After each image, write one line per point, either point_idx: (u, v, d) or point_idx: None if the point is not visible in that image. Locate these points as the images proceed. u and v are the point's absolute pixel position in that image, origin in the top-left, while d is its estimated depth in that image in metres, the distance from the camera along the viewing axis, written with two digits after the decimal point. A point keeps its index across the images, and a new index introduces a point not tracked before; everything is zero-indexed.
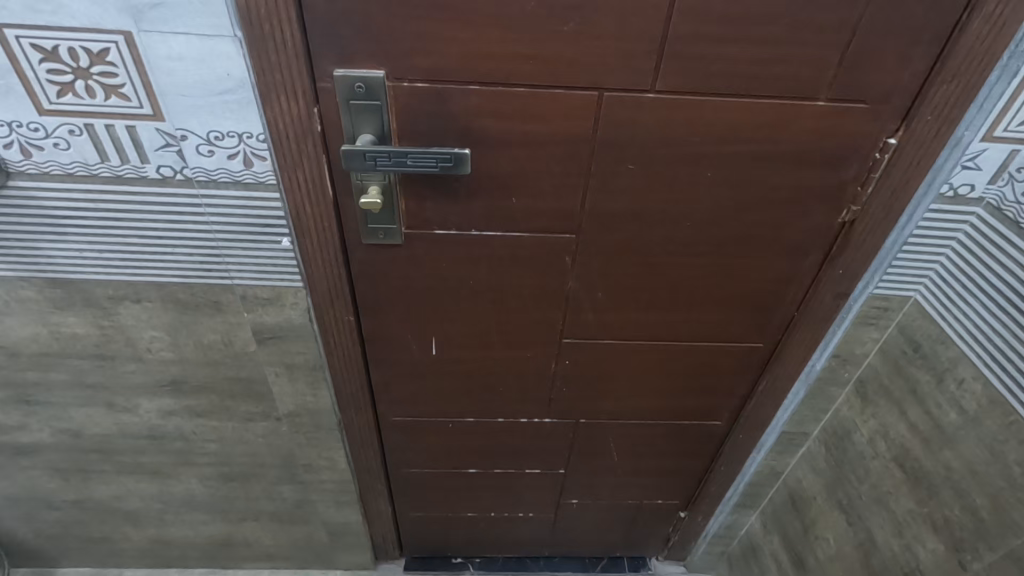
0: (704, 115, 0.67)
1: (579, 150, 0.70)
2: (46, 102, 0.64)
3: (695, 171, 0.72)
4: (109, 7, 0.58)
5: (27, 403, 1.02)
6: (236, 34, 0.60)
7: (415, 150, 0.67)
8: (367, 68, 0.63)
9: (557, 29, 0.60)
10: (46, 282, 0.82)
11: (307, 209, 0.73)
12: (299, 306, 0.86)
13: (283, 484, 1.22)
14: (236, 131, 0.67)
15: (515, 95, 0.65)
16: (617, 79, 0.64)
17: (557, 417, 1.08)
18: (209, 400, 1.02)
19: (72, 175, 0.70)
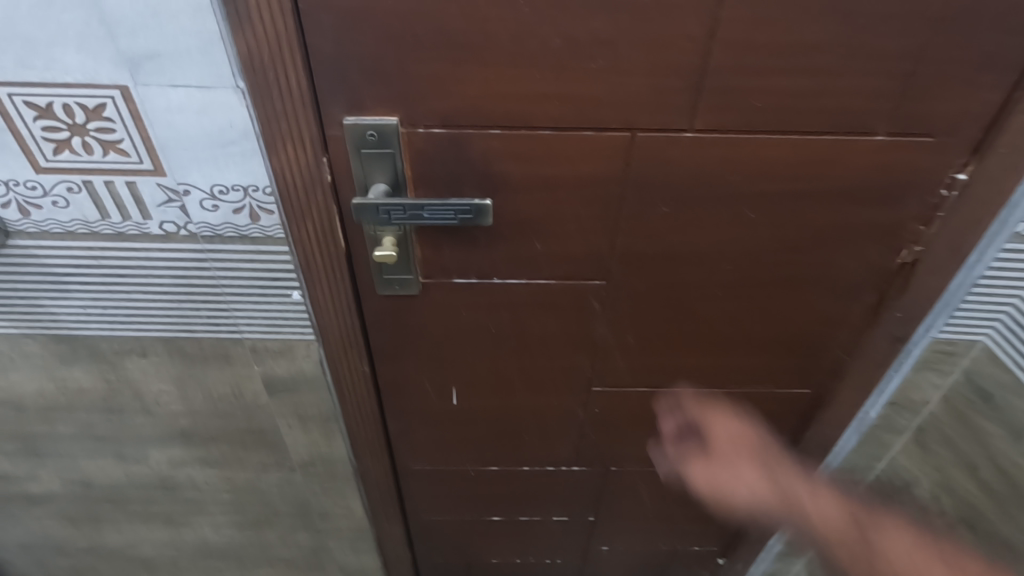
0: (747, 154, 0.61)
1: (608, 193, 0.64)
2: (44, 160, 0.60)
3: (736, 211, 0.66)
4: (104, 60, 0.53)
5: (36, 454, 0.99)
6: (238, 84, 0.55)
7: (429, 202, 0.62)
8: (379, 115, 0.58)
9: (582, 66, 0.55)
10: (51, 338, 0.79)
11: (318, 260, 0.68)
12: (311, 357, 0.81)
13: (298, 531, 1.17)
14: (241, 184, 0.62)
15: (539, 138, 0.60)
16: (651, 118, 0.58)
17: (586, 462, 1.02)
18: (220, 450, 0.98)
19: (73, 232, 0.66)
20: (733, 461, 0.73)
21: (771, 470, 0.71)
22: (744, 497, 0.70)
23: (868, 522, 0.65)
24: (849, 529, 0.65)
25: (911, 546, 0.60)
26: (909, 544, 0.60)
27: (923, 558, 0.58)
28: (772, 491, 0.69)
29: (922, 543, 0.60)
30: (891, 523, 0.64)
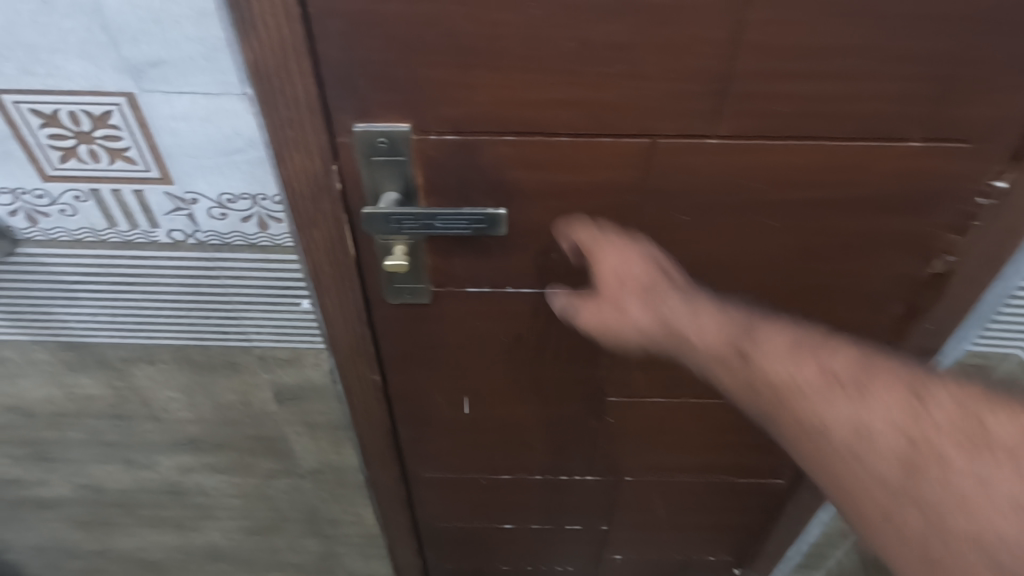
0: (771, 161, 0.59)
1: (625, 201, 0.62)
2: (49, 168, 0.59)
3: (758, 220, 0.63)
4: (109, 67, 0.52)
5: (46, 460, 0.99)
6: (246, 91, 0.54)
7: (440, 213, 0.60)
8: (390, 122, 0.56)
9: (599, 71, 0.53)
10: (59, 346, 0.78)
11: (328, 270, 0.67)
12: (320, 366, 0.80)
13: (307, 537, 1.16)
14: (249, 193, 0.61)
15: (554, 146, 0.58)
16: (671, 124, 0.56)
17: (599, 472, 1.00)
18: (229, 457, 0.97)
19: (80, 241, 0.65)
20: (621, 297, 0.59)
21: (652, 282, 0.58)
22: (634, 329, 0.58)
23: (742, 313, 0.56)
24: (734, 329, 0.55)
25: (796, 352, 0.52)
26: (820, 357, 0.51)
27: (814, 370, 0.50)
28: (658, 315, 0.57)
29: (815, 348, 0.52)
30: (767, 319, 0.55)
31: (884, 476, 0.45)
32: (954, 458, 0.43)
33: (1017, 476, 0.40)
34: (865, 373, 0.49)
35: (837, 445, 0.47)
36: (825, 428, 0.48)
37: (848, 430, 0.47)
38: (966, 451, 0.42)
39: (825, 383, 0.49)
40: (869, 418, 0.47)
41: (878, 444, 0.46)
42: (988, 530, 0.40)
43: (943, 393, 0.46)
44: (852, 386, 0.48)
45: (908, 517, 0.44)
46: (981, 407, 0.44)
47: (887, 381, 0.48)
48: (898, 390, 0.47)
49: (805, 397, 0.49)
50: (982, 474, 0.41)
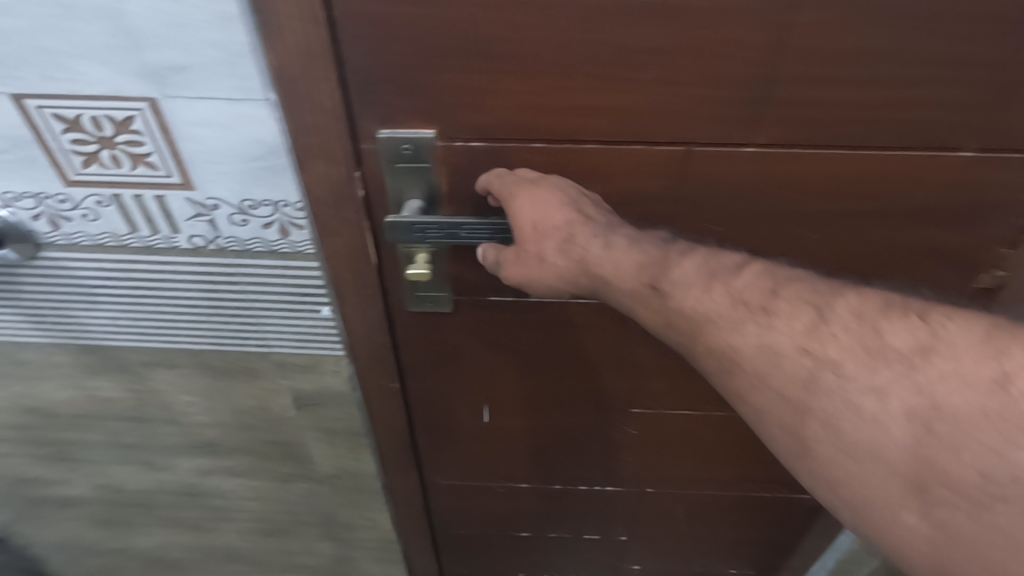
0: (811, 170, 0.56)
1: (656, 211, 0.60)
2: (71, 173, 0.58)
3: (795, 231, 0.61)
4: (132, 72, 0.51)
5: (67, 459, 1.00)
6: (268, 98, 0.52)
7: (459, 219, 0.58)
8: (415, 128, 0.55)
9: (633, 76, 0.51)
10: (80, 349, 0.78)
11: (349, 277, 0.66)
12: (339, 373, 0.78)
13: (323, 541, 1.15)
14: (271, 199, 0.59)
15: (584, 153, 0.56)
16: (706, 131, 0.54)
17: (620, 483, 0.98)
18: (247, 461, 0.96)
19: (102, 245, 0.65)
20: (542, 245, 0.55)
21: (567, 225, 0.54)
22: (556, 276, 0.55)
23: (657, 243, 0.54)
24: (647, 259, 0.53)
25: (706, 277, 0.51)
26: (732, 283, 0.50)
27: (724, 296, 0.49)
28: (577, 259, 0.54)
29: (725, 274, 0.51)
30: (677, 245, 0.54)
31: (793, 395, 0.46)
32: (852, 371, 0.44)
33: (907, 381, 0.43)
34: (772, 295, 0.49)
35: (749, 368, 0.48)
36: (738, 354, 0.48)
37: (758, 352, 0.47)
38: (863, 363, 0.44)
39: (735, 309, 0.49)
40: (778, 339, 0.47)
41: (786, 366, 0.46)
42: (884, 436, 0.43)
43: (842, 306, 0.47)
44: (760, 307, 0.48)
45: (814, 430, 0.45)
46: (875, 316, 0.45)
47: (792, 300, 0.48)
48: (803, 310, 0.47)
49: (718, 326, 0.49)
50: (876, 382, 0.44)
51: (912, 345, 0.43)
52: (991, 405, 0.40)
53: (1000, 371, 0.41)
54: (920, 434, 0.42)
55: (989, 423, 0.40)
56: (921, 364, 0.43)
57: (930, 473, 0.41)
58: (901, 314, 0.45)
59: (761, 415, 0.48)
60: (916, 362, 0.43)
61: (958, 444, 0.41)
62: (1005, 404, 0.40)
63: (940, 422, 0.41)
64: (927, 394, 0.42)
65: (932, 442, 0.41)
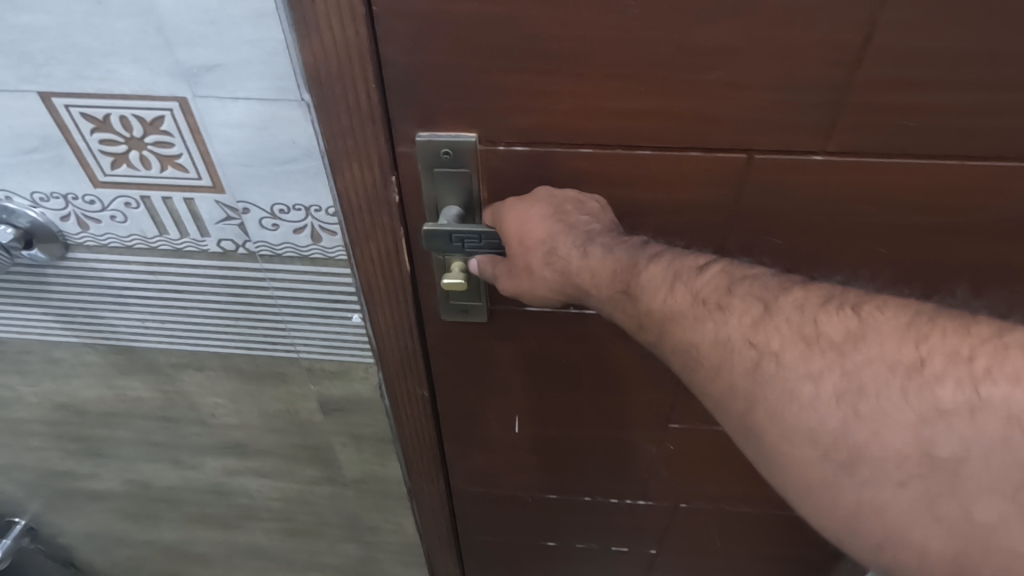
0: (883, 180, 0.52)
1: (711, 221, 0.56)
2: (100, 174, 0.57)
3: (862, 245, 0.56)
4: (162, 71, 0.49)
5: (97, 455, 1.00)
6: (303, 98, 0.50)
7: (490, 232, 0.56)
8: (455, 132, 0.52)
9: (695, 78, 0.47)
10: (110, 349, 0.77)
11: (381, 284, 0.63)
12: (368, 380, 0.76)
13: (347, 542, 1.14)
14: (302, 204, 0.57)
15: (636, 159, 0.52)
16: (771, 137, 0.50)
17: (653, 498, 0.95)
18: (273, 462, 0.95)
19: (131, 248, 0.63)
20: (530, 259, 0.54)
21: (551, 239, 0.52)
22: (546, 288, 0.55)
23: (630, 246, 0.53)
24: (619, 265, 0.52)
25: (671, 278, 0.50)
26: (693, 283, 0.49)
27: (683, 294, 0.49)
28: (562, 271, 0.53)
29: (689, 275, 0.50)
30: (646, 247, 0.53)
31: (741, 388, 0.46)
32: (791, 359, 0.44)
33: (839, 368, 0.43)
34: (727, 291, 0.48)
35: (700, 361, 0.48)
36: (697, 351, 0.48)
37: (713, 347, 0.47)
38: (803, 353, 0.44)
39: (694, 308, 0.48)
40: (730, 333, 0.47)
41: (735, 359, 0.46)
42: (821, 424, 0.43)
43: (786, 299, 0.47)
44: (715, 304, 0.48)
45: (760, 420, 0.45)
46: (815, 307, 0.46)
47: (745, 295, 0.48)
48: (750, 304, 0.47)
49: (681, 325, 0.48)
50: (813, 369, 0.44)
51: (844, 334, 0.44)
52: (911, 387, 0.42)
53: (918, 356, 0.42)
54: (850, 417, 0.42)
55: (906, 404, 0.41)
56: (852, 351, 0.43)
57: (858, 455, 0.42)
58: (836, 303, 0.46)
59: (709, 399, 0.49)
60: (847, 349, 0.44)
61: (884, 427, 0.42)
62: (924, 388, 0.41)
63: (864, 403, 0.42)
64: (857, 380, 0.43)
65: (862, 427, 0.42)
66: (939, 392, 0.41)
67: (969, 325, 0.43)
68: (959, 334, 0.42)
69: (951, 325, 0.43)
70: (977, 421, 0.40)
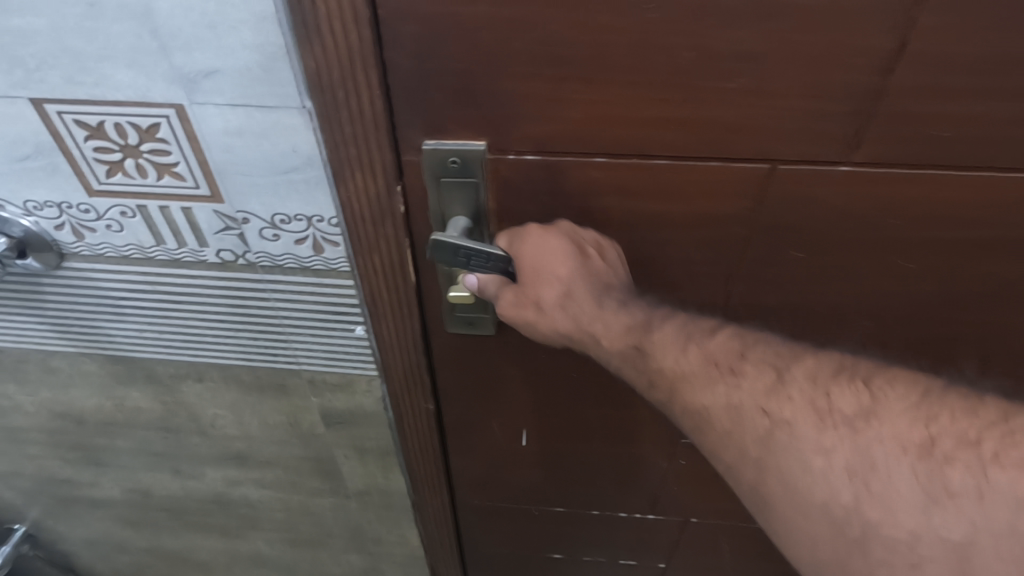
0: (911, 194, 0.49)
1: (729, 234, 0.54)
2: (96, 183, 0.55)
3: (887, 261, 0.54)
4: (159, 77, 0.47)
5: (96, 463, 0.98)
6: (305, 105, 0.48)
7: (495, 250, 0.51)
8: (462, 140, 0.50)
9: (716, 85, 0.45)
10: (108, 359, 0.75)
11: (385, 296, 0.61)
12: (371, 393, 0.74)
13: (350, 552, 1.12)
14: (304, 214, 0.55)
15: (651, 170, 0.50)
16: (793, 147, 0.48)
17: (663, 513, 0.93)
18: (275, 473, 0.93)
19: (127, 257, 0.61)
20: (539, 290, 0.53)
21: (568, 276, 0.52)
22: (552, 326, 0.54)
23: (641, 304, 0.54)
24: (633, 321, 0.53)
25: (683, 340, 0.52)
26: (707, 346, 0.52)
27: (697, 356, 0.51)
28: (574, 313, 0.53)
29: (701, 337, 0.52)
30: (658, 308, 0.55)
31: (752, 453, 0.49)
32: (804, 431, 0.47)
33: (852, 444, 0.46)
34: (741, 357, 0.51)
35: (715, 427, 0.50)
36: (709, 413, 0.50)
37: (727, 413, 0.50)
38: (817, 427, 0.47)
39: (707, 370, 0.51)
40: (744, 401, 0.49)
41: (747, 426, 0.49)
42: (833, 496, 0.45)
43: (799, 370, 0.50)
44: (729, 368, 0.50)
45: (774, 489, 0.48)
46: (827, 380, 0.49)
47: (759, 362, 0.50)
48: (765, 373, 0.50)
49: (693, 386, 0.51)
50: (825, 443, 0.46)
51: (856, 410, 0.47)
52: (922, 469, 0.44)
53: (927, 436, 0.45)
54: (860, 493, 0.45)
55: (917, 486, 0.44)
56: (865, 428, 0.46)
57: (870, 532, 0.44)
58: (848, 378, 0.49)
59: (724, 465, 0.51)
60: (859, 425, 0.46)
61: (895, 506, 0.44)
62: (934, 470, 0.44)
63: (875, 479, 0.45)
64: (869, 457, 0.45)
65: (874, 503, 0.44)
66: (947, 475, 0.43)
67: (974, 409, 0.46)
68: (965, 417, 0.45)
69: (957, 408, 0.46)
70: (982, 505, 0.42)
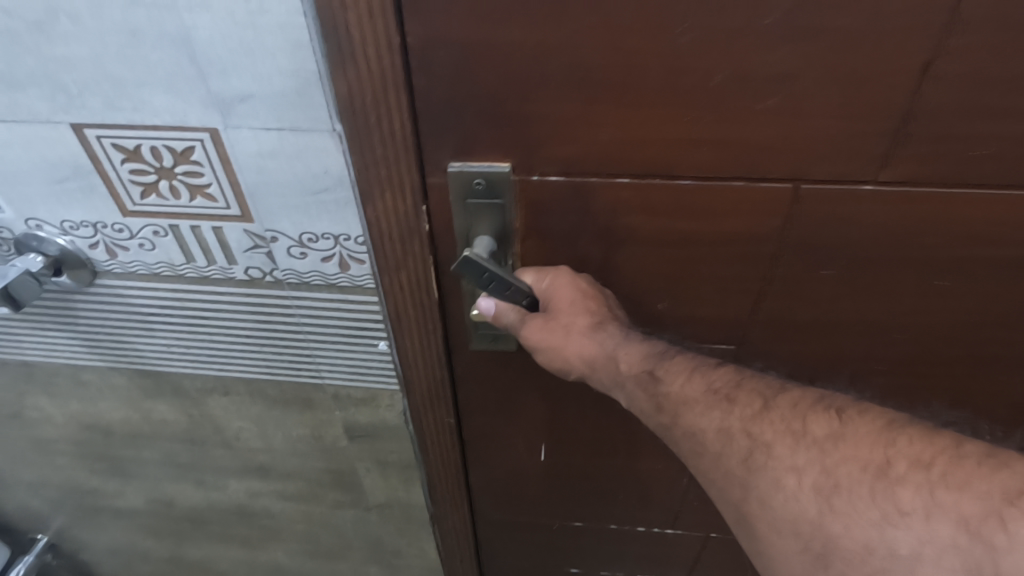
0: (946, 214, 0.49)
1: (758, 252, 0.54)
2: (130, 204, 0.56)
3: (920, 277, 0.54)
4: (195, 103, 0.48)
5: (122, 474, 1.00)
6: (336, 128, 0.49)
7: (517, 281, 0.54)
8: (490, 162, 0.50)
9: (748, 107, 0.45)
10: (137, 373, 0.77)
11: (409, 313, 0.61)
12: (394, 407, 0.75)
13: (369, 564, 1.13)
14: (332, 233, 0.56)
15: (679, 190, 0.50)
16: (824, 166, 0.48)
17: (683, 529, 0.92)
18: (296, 485, 0.94)
19: (158, 274, 0.63)
20: (575, 319, 0.54)
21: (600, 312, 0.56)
22: (575, 354, 0.56)
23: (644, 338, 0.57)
24: (645, 350, 0.55)
25: (687, 369, 0.54)
26: (707, 375, 0.54)
27: (698, 386, 0.53)
28: (600, 343, 0.55)
29: (704, 368, 0.55)
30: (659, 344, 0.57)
31: (741, 476, 0.50)
32: (780, 452, 0.49)
33: (819, 464, 0.48)
34: (736, 385, 0.53)
35: (704, 449, 0.52)
36: (703, 438, 0.52)
37: (717, 436, 0.52)
38: (790, 447, 0.49)
39: (704, 396, 0.53)
40: (732, 424, 0.51)
41: (734, 449, 0.51)
42: (801, 511, 0.47)
43: (783, 399, 0.52)
44: (720, 394, 0.53)
45: (755, 510, 0.50)
46: (806, 407, 0.51)
47: (750, 391, 0.53)
48: (752, 398, 0.52)
49: (689, 411, 0.53)
50: (797, 462, 0.48)
51: (827, 433, 0.49)
52: (879, 488, 0.45)
53: (885, 457, 0.46)
54: (824, 509, 0.46)
55: (872, 502, 0.45)
56: (832, 450, 0.48)
57: (832, 546, 0.46)
58: (824, 404, 0.51)
59: (713, 485, 0.53)
60: (828, 447, 0.48)
61: (853, 523, 0.45)
62: (887, 489, 0.45)
63: (840, 497, 0.46)
64: (832, 475, 0.47)
65: (835, 518, 0.46)
66: (899, 493, 0.44)
67: (932, 435, 0.47)
68: (922, 443, 0.46)
69: (917, 433, 0.47)
70: (931, 522, 0.43)
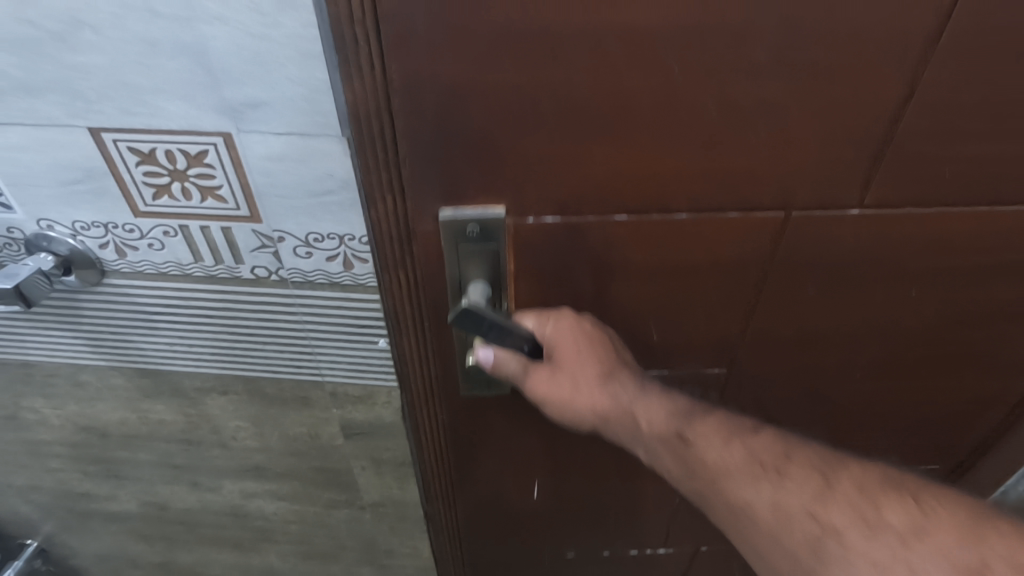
0: (917, 233, 0.55)
1: (748, 275, 0.58)
2: (142, 204, 0.58)
3: (894, 290, 0.60)
4: (208, 109, 0.51)
5: (116, 477, 1.00)
6: (344, 134, 0.51)
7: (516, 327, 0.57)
8: (483, 207, 0.53)
9: (737, 141, 0.49)
10: (137, 372, 0.78)
11: (407, 314, 0.63)
12: (391, 404, 0.77)
13: (362, 565, 1.14)
14: (337, 233, 0.58)
15: (674, 222, 0.54)
16: (805, 192, 0.52)
17: (669, 541, 0.98)
18: (291, 485, 0.96)
19: (165, 274, 0.64)
20: (581, 373, 0.59)
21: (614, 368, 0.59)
22: (588, 408, 0.59)
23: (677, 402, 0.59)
24: (680, 420, 0.58)
25: (727, 435, 0.56)
26: (751, 445, 0.55)
27: (742, 455, 0.55)
28: (615, 397, 0.59)
29: (747, 436, 0.56)
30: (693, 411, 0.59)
31: (800, 554, 0.49)
32: (852, 539, 0.47)
33: (903, 560, 0.45)
34: (786, 458, 0.54)
35: (756, 522, 0.52)
36: (755, 513, 0.52)
37: (771, 511, 0.51)
38: (865, 535, 0.47)
39: (753, 468, 0.53)
40: (788, 501, 0.51)
41: (794, 529, 0.50)
42: None
43: (847, 478, 0.51)
44: (774, 470, 0.53)
45: None
46: (877, 491, 0.49)
47: (802, 463, 0.53)
48: (811, 477, 0.51)
49: (734, 480, 0.54)
50: (873, 554, 0.46)
51: (909, 526, 0.46)
52: None
53: (979, 558, 0.43)
54: None
55: None
56: (916, 545, 0.45)
57: None
58: (899, 491, 0.49)
59: (763, 550, 0.52)
60: (911, 542, 0.45)
61: None
62: None
63: None
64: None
65: None
66: None
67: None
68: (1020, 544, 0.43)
69: (1015, 535, 0.44)
70: None
